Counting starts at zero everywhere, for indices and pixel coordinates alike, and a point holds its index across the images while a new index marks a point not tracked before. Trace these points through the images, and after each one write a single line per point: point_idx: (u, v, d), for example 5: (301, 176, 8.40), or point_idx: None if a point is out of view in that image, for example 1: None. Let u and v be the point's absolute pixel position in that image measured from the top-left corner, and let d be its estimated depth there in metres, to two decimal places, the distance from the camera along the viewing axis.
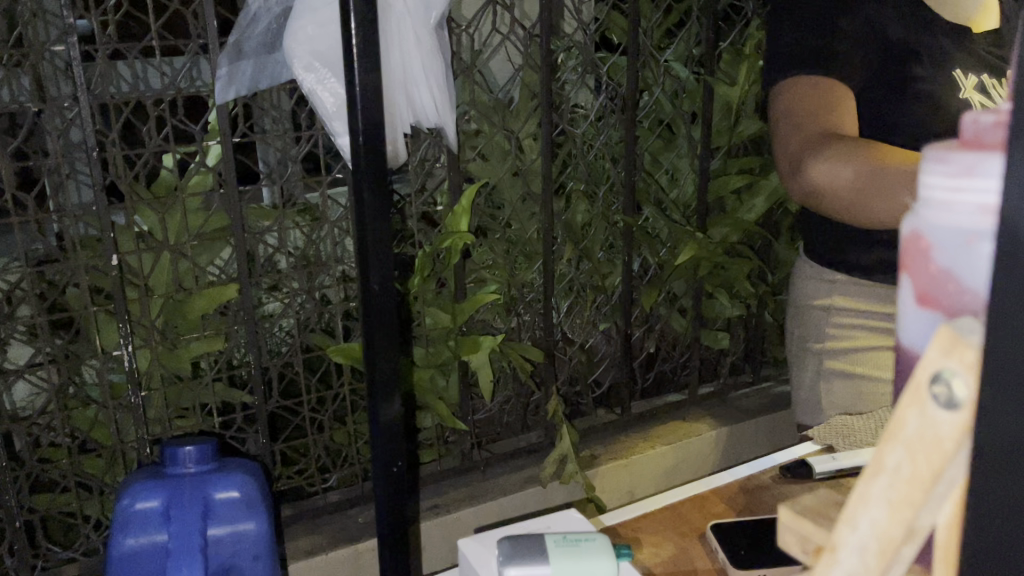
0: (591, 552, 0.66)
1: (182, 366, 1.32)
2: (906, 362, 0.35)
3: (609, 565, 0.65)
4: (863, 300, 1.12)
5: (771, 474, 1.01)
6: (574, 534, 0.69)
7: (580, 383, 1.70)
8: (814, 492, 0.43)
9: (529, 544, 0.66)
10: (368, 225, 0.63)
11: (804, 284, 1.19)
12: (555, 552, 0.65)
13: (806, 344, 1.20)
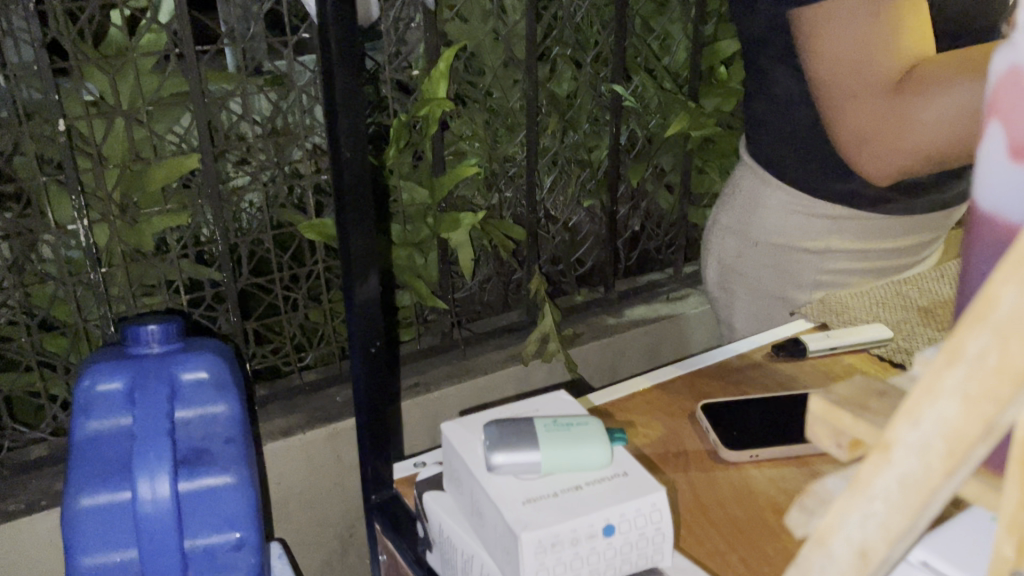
0: (585, 435, 0.62)
1: (145, 242, 1.24)
2: (984, 223, 0.33)
3: (603, 450, 0.61)
4: (860, 237, 1.09)
5: (763, 353, 0.98)
6: (567, 417, 0.65)
7: (563, 262, 1.65)
8: (849, 380, 0.38)
9: (518, 430, 0.62)
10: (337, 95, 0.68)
11: (778, 220, 1.12)
12: (547, 435, 0.62)
13: (780, 280, 1.17)
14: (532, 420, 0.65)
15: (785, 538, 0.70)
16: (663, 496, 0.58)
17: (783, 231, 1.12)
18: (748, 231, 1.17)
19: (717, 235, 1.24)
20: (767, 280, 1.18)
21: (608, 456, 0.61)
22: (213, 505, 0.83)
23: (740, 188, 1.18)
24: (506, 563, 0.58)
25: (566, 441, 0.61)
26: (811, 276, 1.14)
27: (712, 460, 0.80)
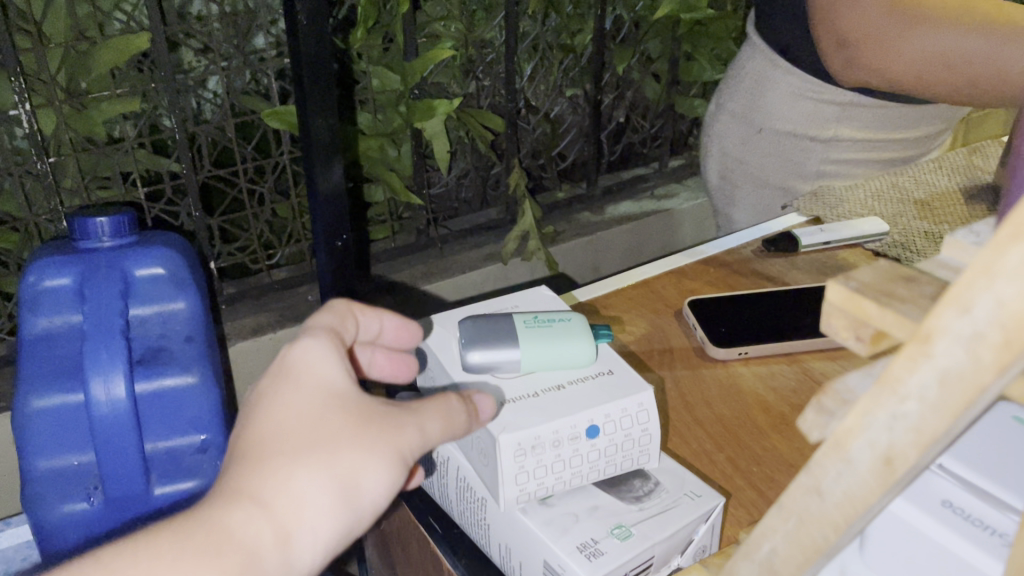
0: (567, 332, 0.58)
1: (95, 130, 1.16)
2: None
3: (587, 349, 0.57)
4: (871, 127, 1.04)
5: (753, 248, 0.94)
6: (548, 313, 0.61)
7: (544, 157, 1.58)
8: (872, 263, 0.33)
9: (496, 328, 0.57)
10: None
11: (787, 107, 1.06)
12: (526, 333, 0.57)
13: (782, 169, 1.12)
14: (510, 317, 0.60)
15: (774, 436, 0.67)
16: (650, 396, 0.54)
17: (790, 119, 1.06)
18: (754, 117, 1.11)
19: (720, 118, 1.18)
20: (770, 167, 1.14)
21: (591, 355, 0.57)
22: (175, 406, 0.80)
23: (746, 70, 1.11)
24: (483, 466, 0.54)
25: (547, 338, 0.57)
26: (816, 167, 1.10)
27: (698, 358, 0.76)
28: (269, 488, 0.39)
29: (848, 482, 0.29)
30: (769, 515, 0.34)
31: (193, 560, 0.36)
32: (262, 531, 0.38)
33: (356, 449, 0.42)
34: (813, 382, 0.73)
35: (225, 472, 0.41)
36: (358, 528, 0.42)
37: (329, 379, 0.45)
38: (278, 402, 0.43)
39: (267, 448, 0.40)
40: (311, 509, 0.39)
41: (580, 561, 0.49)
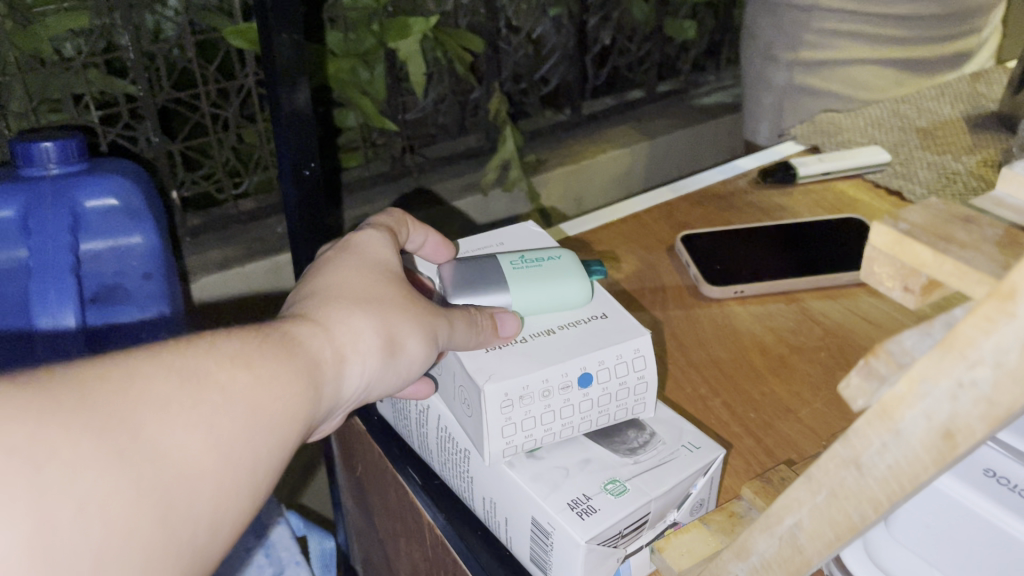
0: (560, 272, 0.54)
1: (41, 48, 1.07)
2: None
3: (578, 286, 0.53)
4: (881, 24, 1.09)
5: (748, 179, 0.89)
6: (538, 251, 0.56)
7: (526, 81, 1.51)
8: (923, 202, 0.29)
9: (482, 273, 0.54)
10: None
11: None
12: (517, 277, 0.53)
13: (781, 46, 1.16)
14: (496, 257, 0.56)
15: (773, 381, 0.63)
16: (647, 341, 0.50)
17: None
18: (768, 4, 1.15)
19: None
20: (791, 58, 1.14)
21: (587, 296, 0.52)
22: (129, 332, 0.76)
23: None
24: (466, 417, 0.50)
25: (542, 280, 0.53)
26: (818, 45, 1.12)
27: (691, 296, 0.72)
28: (336, 318, 0.45)
29: (896, 456, 0.25)
30: (793, 486, 0.30)
31: (281, 348, 0.41)
32: (327, 345, 0.43)
33: (407, 309, 0.48)
34: (812, 322, 0.69)
35: (294, 305, 0.47)
36: (392, 379, 0.48)
37: (385, 254, 0.52)
38: (342, 263, 0.50)
39: (334, 292, 0.47)
40: (364, 344, 0.45)
41: (573, 519, 0.45)
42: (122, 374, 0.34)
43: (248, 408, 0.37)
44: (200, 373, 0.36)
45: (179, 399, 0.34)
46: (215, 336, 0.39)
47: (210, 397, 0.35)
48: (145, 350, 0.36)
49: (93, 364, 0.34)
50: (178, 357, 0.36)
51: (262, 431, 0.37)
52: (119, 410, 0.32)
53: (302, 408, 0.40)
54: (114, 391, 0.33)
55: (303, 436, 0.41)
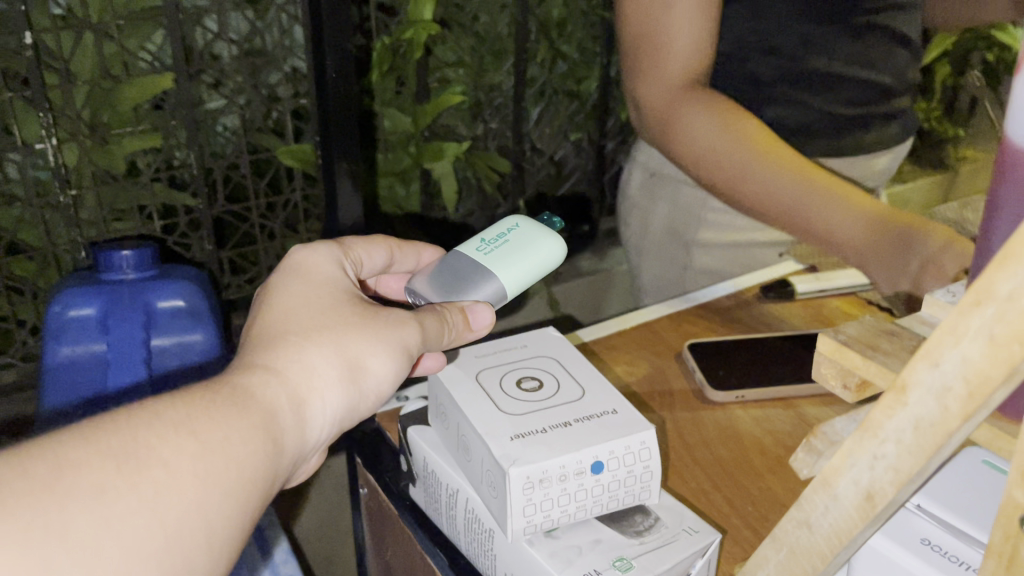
0: (529, 237, 0.58)
1: (116, 164, 1.22)
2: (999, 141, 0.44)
3: (544, 243, 0.57)
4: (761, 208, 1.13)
5: (751, 294, 0.97)
6: (491, 228, 0.59)
7: (547, 197, 1.63)
8: (859, 319, 0.37)
9: (463, 270, 0.58)
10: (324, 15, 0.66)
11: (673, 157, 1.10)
12: (495, 259, 0.57)
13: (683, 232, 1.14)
14: (459, 251, 0.59)
15: (769, 478, 0.70)
16: (651, 434, 0.57)
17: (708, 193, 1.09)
18: (657, 168, 1.15)
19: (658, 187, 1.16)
20: (672, 218, 1.16)
21: (563, 249, 0.57)
22: None
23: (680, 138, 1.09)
24: (492, 498, 0.57)
25: (520, 251, 0.56)
26: (702, 215, 1.13)
27: (697, 400, 0.79)
28: (288, 360, 0.46)
29: (835, 516, 0.32)
30: (763, 546, 0.37)
31: (227, 405, 0.41)
32: (282, 392, 0.44)
33: (362, 336, 0.49)
34: (807, 426, 0.76)
35: (245, 349, 0.47)
36: (357, 405, 0.49)
37: (330, 279, 0.53)
38: (289, 291, 0.51)
39: (285, 329, 0.48)
40: (318, 379, 0.46)
41: None
42: (47, 468, 0.34)
43: (196, 479, 0.37)
44: (135, 452, 0.37)
45: (112, 484, 0.35)
46: (150, 405, 0.39)
47: (147, 478, 0.36)
48: (71, 436, 0.36)
49: (18, 462, 0.34)
50: (109, 441, 0.37)
51: (217, 495, 0.38)
52: (45, 517, 0.33)
53: (259, 464, 0.41)
54: (39, 490, 0.34)
55: (268, 488, 0.42)
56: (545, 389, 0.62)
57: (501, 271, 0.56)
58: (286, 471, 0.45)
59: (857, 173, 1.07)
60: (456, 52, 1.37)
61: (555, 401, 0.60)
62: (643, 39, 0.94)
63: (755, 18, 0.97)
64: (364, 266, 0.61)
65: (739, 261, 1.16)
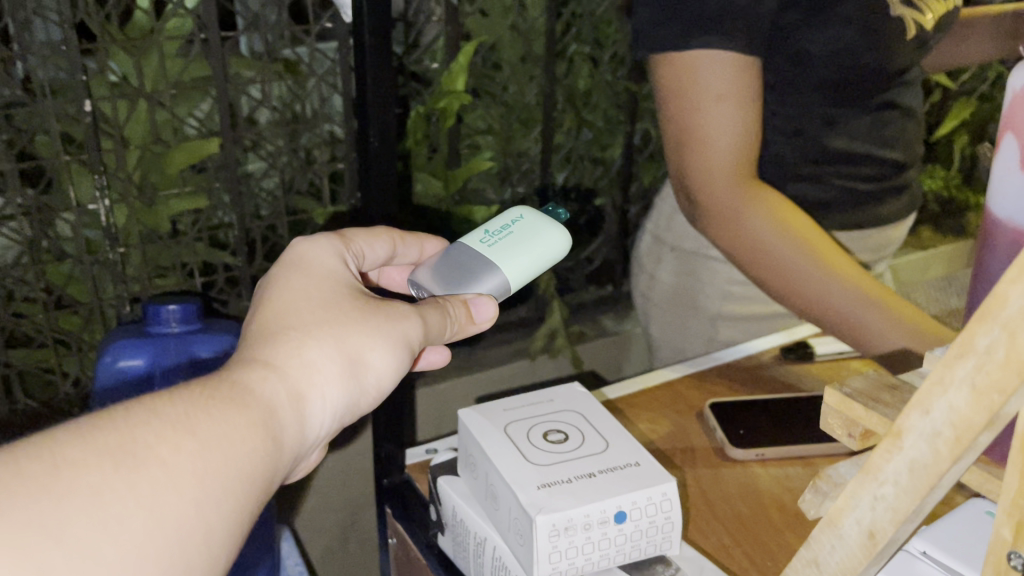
0: (533, 230, 0.59)
1: (160, 224, 1.31)
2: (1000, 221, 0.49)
3: (550, 234, 0.59)
4: None
5: (772, 355, 0.99)
6: (495, 219, 0.61)
7: (572, 259, 1.67)
8: (863, 375, 0.40)
9: (468, 261, 0.59)
10: (367, 80, 0.66)
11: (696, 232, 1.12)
12: (499, 251, 0.58)
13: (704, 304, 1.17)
14: (461, 242, 0.60)
15: (789, 534, 0.71)
16: (672, 486, 0.59)
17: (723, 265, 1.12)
18: (676, 244, 1.17)
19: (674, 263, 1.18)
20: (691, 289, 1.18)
21: (568, 243, 0.59)
22: None
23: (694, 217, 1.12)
24: (518, 546, 0.59)
25: (525, 244, 0.58)
26: (723, 288, 1.14)
27: (719, 458, 0.81)
28: (287, 356, 0.46)
29: (841, 554, 0.35)
30: None
31: (225, 403, 0.41)
32: (283, 388, 0.45)
33: (362, 331, 0.49)
34: None
35: (245, 344, 0.48)
36: (358, 400, 0.49)
37: (334, 272, 0.53)
38: (292, 281, 0.51)
39: (283, 324, 0.48)
40: (319, 374, 0.47)
41: None
42: (41, 467, 0.35)
43: (195, 478, 0.38)
44: (133, 450, 0.37)
45: (109, 485, 0.36)
46: (148, 402, 0.40)
47: (145, 476, 0.37)
48: (69, 434, 0.37)
49: (13, 462, 0.35)
50: (108, 440, 0.37)
51: (217, 492, 0.39)
52: (42, 521, 0.34)
53: (259, 461, 0.41)
54: (36, 490, 0.34)
55: (269, 484, 0.42)
56: (571, 441, 0.65)
57: (506, 265, 0.58)
58: (287, 468, 0.45)
59: (870, 244, 1.11)
60: (484, 117, 1.44)
61: (580, 454, 0.63)
62: (683, 138, 0.93)
63: (778, 102, 0.97)
64: (365, 258, 0.61)
65: (756, 330, 1.18)
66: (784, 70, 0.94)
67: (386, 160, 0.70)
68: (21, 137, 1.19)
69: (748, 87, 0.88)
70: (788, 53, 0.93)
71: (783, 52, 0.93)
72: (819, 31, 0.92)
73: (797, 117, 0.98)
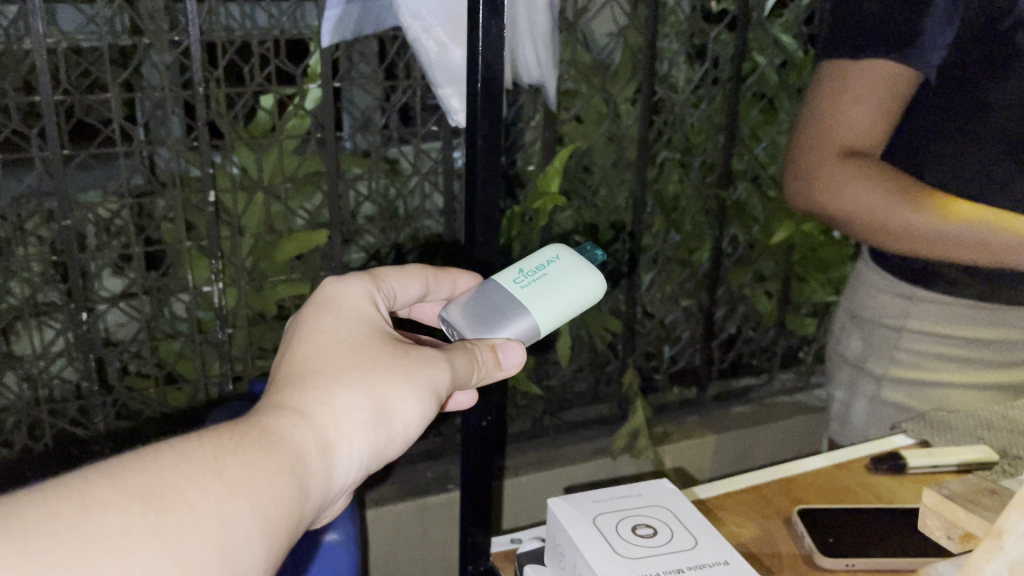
0: (568, 275, 0.61)
1: (267, 307, 1.41)
2: None
3: (579, 281, 0.61)
4: (958, 356, 1.08)
5: (862, 463, 0.97)
6: (531, 258, 0.63)
7: (656, 359, 1.68)
8: (963, 478, 0.49)
9: (490, 298, 0.61)
10: (478, 165, 0.69)
11: (878, 301, 1.10)
12: (530, 294, 0.60)
13: (870, 368, 1.14)
14: (495, 278, 0.62)
15: None
16: None
17: (894, 324, 1.09)
18: (856, 311, 1.14)
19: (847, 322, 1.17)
20: (867, 352, 1.14)
21: (602, 288, 0.61)
22: None
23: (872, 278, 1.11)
24: None
25: (559, 291, 0.60)
26: (891, 353, 1.11)
27: (807, 564, 0.80)
28: (315, 403, 0.50)
29: None
30: None
31: (252, 448, 0.45)
32: (311, 435, 0.48)
33: (389, 379, 0.53)
34: None
35: (276, 388, 0.52)
36: (385, 447, 0.53)
37: (364, 318, 0.58)
38: (322, 326, 0.56)
39: (312, 370, 0.52)
40: (346, 421, 0.50)
41: None
42: (74, 508, 0.39)
43: (218, 520, 0.41)
44: (163, 493, 0.41)
45: (136, 526, 0.39)
46: (180, 445, 0.44)
47: (173, 518, 0.40)
48: (103, 473, 0.41)
49: (51, 500, 0.39)
50: (138, 481, 0.41)
51: (240, 534, 0.42)
52: (71, 560, 0.37)
53: (284, 506, 0.44)
54: (71, 529, 0.38)
55: (294, 529, 0.46)
56: (660, 536, 0.65)
57: (536, 310, 0.60)
58: (314, 512, 0.48)
59: None
60: (571, 219, 1.49)
61: (668, 549, 0.64)
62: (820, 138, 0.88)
63: (956, 163, 0.93)
64: (396, 298, 0.68)
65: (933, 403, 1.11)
66: (962, 119, 0.90)
67: (487, 262, 0.74)
68: (150, 224, 1.31)
69: (896, 83, 0.84)
70: (973, 103, 0.89)
71: (965, 106, 0.90)
72: (1005, 79, 0.87)
73: (975, 178, 0.93)
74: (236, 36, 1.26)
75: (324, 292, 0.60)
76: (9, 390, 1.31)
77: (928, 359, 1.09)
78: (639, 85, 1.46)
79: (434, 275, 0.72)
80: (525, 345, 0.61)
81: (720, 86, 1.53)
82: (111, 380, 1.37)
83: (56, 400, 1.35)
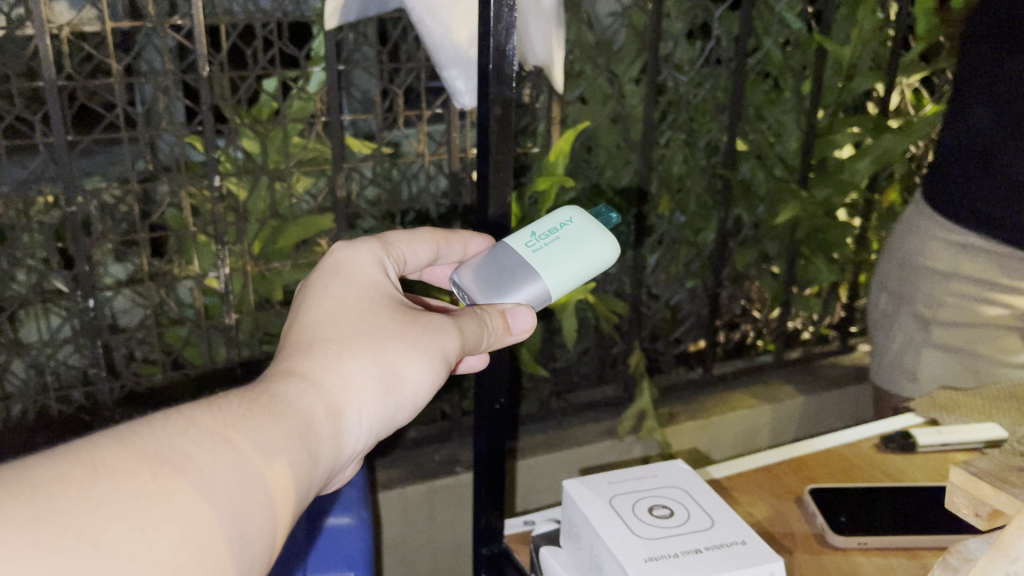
0: (581, 238, 0.61)
1: (274, 291, 1.41)
2: None
3: (594, 243, 0.61)
4: (989, 300, 1.23)
5: (872, 442, 0.97)
6: (544, 221, 0.62)
7: (661, 341, 1.69)
8: (988, 456, 0.49)
9: (502, 259, 0.61)
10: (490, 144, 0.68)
11: (925, 246, 1.24)
12: (542, 259, 0.60)
13: (909, 304, 1.30)
14: (505, 242, 0.61)
15: None
16: (780, 566, 0.60)
17: (933, 264, 1.24)
18: (907, 258, 1.28)
19: (891, 265, 1.32)
20: (910, 290, 1.29)
21: (615, 251, 0.61)
22: None
23: (919, 227, 1.25)
24: None
25: (572, 255, 0.60)
26: (934, 295, 1.26)
27: (819, 544, 0.80)
28: (324, 370, 0.50)
29: None
30: None
31: (263, 414, 0.46)
32: (321, 401, 0.49)
33: (397, 347, 0.54)
34: None
35: (284, 355, 0.52)
36: (394, 414, 0.54)
37: (372, 283, 0.58)
38: (330, 294, 0.56)
39: (321, 338, 0.52)
40: (354, 389, 0.51)
41: None
42: (84, 472, 0.38)
43: (229, 485, 0.41)
44: (173, 458, 0.41)
45: (146, 491, 0.39)
46: (190, 411, 0.44)
47: (185, 483, 0.40)
48: (112, 438, 0.41)
49: (61, 465, 0.39)
50: (148, 446, 0.41)
51: (249, 500, 0.42)
52: (80, 525, 0.36)
53: (295, 471, 0.45)
54: (81, 493, 0.37)
55: (305, 495, 0.46)
56: (676, 517, 0.65)
57: (548, 275, 0.60)
58: (323, 478, 0.49)
59: None
60: (576, 200, 1.49)
61: (685, 529, 0.64)
62: None
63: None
64: (408, 259, 0.68)
65: (975, 338, 1.27)
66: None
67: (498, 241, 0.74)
68: (155, 209, 1.31)
69: None
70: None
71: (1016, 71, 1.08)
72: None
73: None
74: (239, 20, 1.25)
75: (333, 257, 0.61)
76: (16, 377, 1.31)
77: (964, 300, 1.24)
78: (643, 64, 1.45)
79: (444, 238, 0.72)
80: (536, 310, 0.62)
81: (723, 66, 1.53)
82: (117, 366, 1.37)
83: (63, 386, 1.35)
